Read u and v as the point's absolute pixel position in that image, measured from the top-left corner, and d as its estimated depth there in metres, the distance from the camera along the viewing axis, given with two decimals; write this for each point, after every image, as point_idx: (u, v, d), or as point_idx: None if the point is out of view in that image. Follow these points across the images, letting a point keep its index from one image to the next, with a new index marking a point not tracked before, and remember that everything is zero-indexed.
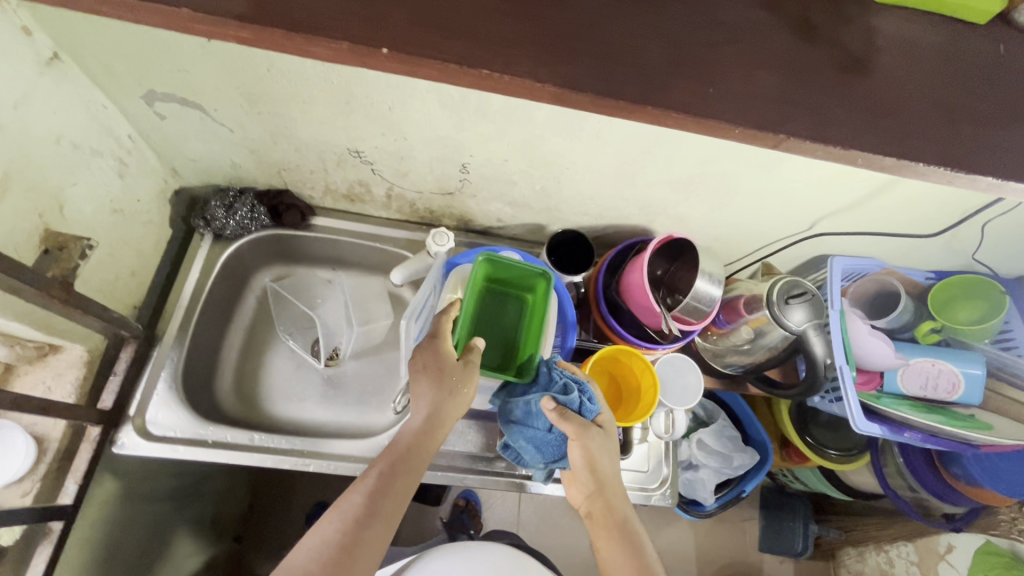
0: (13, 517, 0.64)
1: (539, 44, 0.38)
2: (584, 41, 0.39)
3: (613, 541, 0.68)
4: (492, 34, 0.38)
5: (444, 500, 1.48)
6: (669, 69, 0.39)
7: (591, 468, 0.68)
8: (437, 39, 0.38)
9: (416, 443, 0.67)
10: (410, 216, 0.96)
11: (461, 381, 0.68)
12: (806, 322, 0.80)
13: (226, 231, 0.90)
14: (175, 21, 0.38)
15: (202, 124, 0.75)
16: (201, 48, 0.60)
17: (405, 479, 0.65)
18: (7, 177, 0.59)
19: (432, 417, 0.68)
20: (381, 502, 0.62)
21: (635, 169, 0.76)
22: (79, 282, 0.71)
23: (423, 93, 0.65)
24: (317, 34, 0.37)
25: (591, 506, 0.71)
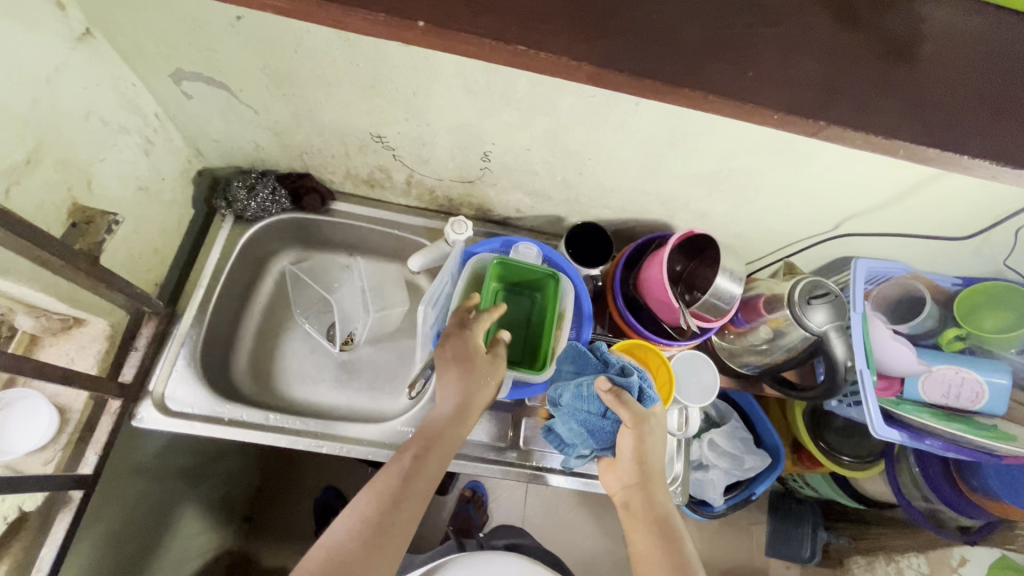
0: (36, 484, 0.65)
1: (575, 22, 0.37)
2: (623, 19, 0.38)
3: (649, 536, 0.66)
4: (528, 11, 0.38)
5: (451, 491, 1.48)
6: (708, 52, 0.38)
7: (641, 459, 0.68)
8: (471, 14, 0.37)
9: (448, 429, 0.67)
10: (429, 203, 0.96)
11: (492, 370, 0.69)
12: (828, 323, 0.78)
13: (247, 212, 0.90)
14: None
15: (227, 104, 0.76)
16: (231, 27, 0.61)
17: (436, 463, 0.65)
18: (38, 149, 0.59)
19: (464, 403, 0.68)
20: (413, 485, 0.62)
21: (659, 162, 0.75)
22: (106, 256, 0.72)
23: (448, 78, 0.64)
24: (355, 5, 0.37)
25: (628, 497, 0.70)
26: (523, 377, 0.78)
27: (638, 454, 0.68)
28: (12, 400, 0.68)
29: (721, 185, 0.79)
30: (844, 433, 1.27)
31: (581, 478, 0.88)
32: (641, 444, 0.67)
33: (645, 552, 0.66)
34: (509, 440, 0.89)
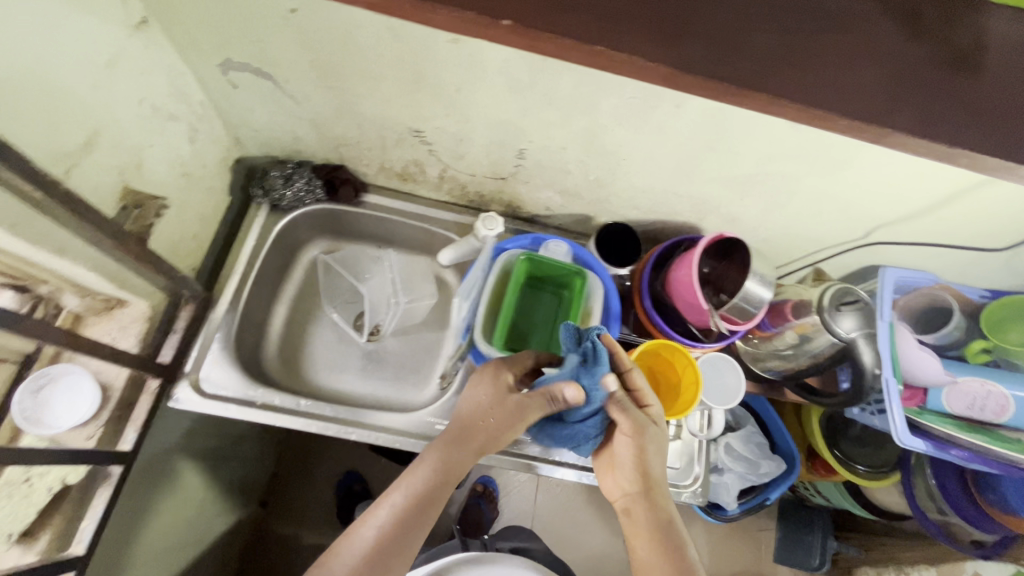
0: (79, 458, 0.67)
1: (648, 22, 0.39)
2: (689, 22, 0.39)
3: (652, 548, 0.66)
4: (602, 12, 0.39)
5: (463, 485, 1.50)
6: (779, 58, 0.39)
7: (636, 466, 0.69)
8: (541, 11, 0.38)
9: (437, 474, 0.65)
10: (459, 199, 0.97)
11: (501, 426, 0.67)
12: (856, 330, 0.79)
13: (283, 201, 0.92)
14: None
15: (271, 95, 0.78)
16: (283, 20, 0.62)
17: (427, 511, 0.63)
18: (97, 134, 0.61)
19: (455, 451, 0.66)
20: (400, 534, 0.61)
21: (693, 164, 0.76)
22: (151, 240, 0.74)
23: (492, 75, 0.66)
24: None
25: (628, 503, 0.71)
26: None
27: (636, 460, 0.69)
28: (58, 374, 0.70)
29: (754, 189, 0.80)
30: (861, 442, 1.27)
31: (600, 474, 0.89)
32: (639, 450, 0.69)
33: (645, 560, 0.66)
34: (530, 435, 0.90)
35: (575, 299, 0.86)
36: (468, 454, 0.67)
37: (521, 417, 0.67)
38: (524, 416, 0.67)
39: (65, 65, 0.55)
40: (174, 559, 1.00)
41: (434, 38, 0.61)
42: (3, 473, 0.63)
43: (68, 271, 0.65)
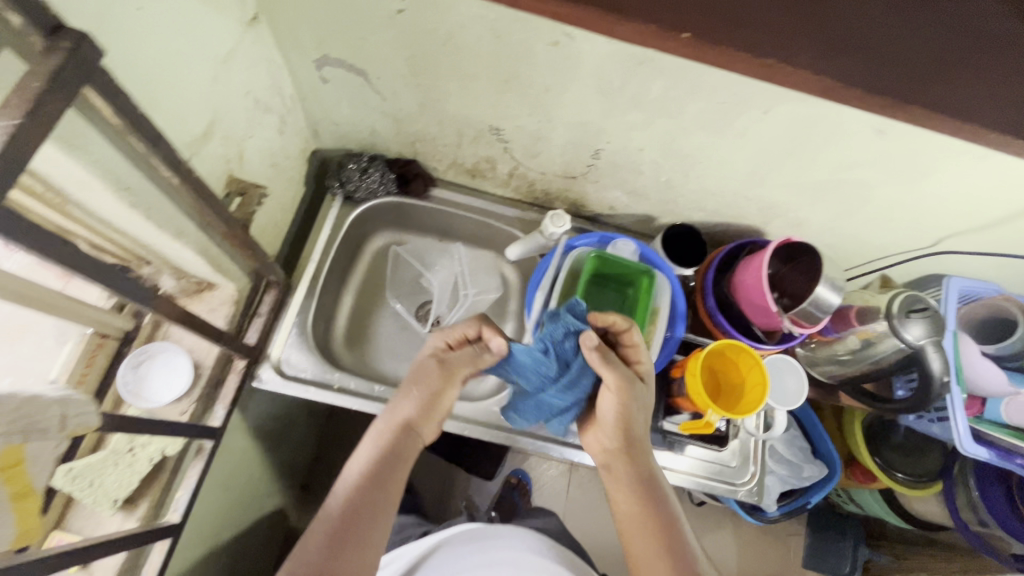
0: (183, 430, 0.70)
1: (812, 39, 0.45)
2: None
3: (638, 498, 0.71)
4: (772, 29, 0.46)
5: (497, 476, 1.51)
6: (932, 74, 0.46)
7: (624, 423, 0.70)
8: None
9: (386, 454, 0.71)
10: (525, 195, 1.00)
11: (433, 400, 0.74)
12: (925, 337, 0.79)
13: (357, 193, 0.95)
14: None
15: (359, 91, 0.80)
16: (388, 20, 0.65)
17: (385, 486, 0.69)
18: (213, 125, 0.65)
19: (396, 429, 0.73)
20: (364, 507, 0.67)
21: (771, 168, 0.77)
22: (255, 228, 0.81)
23: (585, 77, 0.68)
24: None
25: (609, 459, 0.74)
26: None
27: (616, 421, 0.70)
28: (155, 351, 0.75)
29: (827, 194, 0.81)
30: (903, 451, 1.27)
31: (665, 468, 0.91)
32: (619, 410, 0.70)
33: (627, 511, 0.71)
34: None
35: (641, 296, 0.87)
36: (409, 431, 0.73)
37: (446, 383, 0.74)
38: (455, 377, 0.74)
39: (196, 60, 0.58)
40: (236, 532, 1.04)
41: (536, 39, 0.63)
42: (110, 442, 0.70)
43: (176, 253, 0.68)
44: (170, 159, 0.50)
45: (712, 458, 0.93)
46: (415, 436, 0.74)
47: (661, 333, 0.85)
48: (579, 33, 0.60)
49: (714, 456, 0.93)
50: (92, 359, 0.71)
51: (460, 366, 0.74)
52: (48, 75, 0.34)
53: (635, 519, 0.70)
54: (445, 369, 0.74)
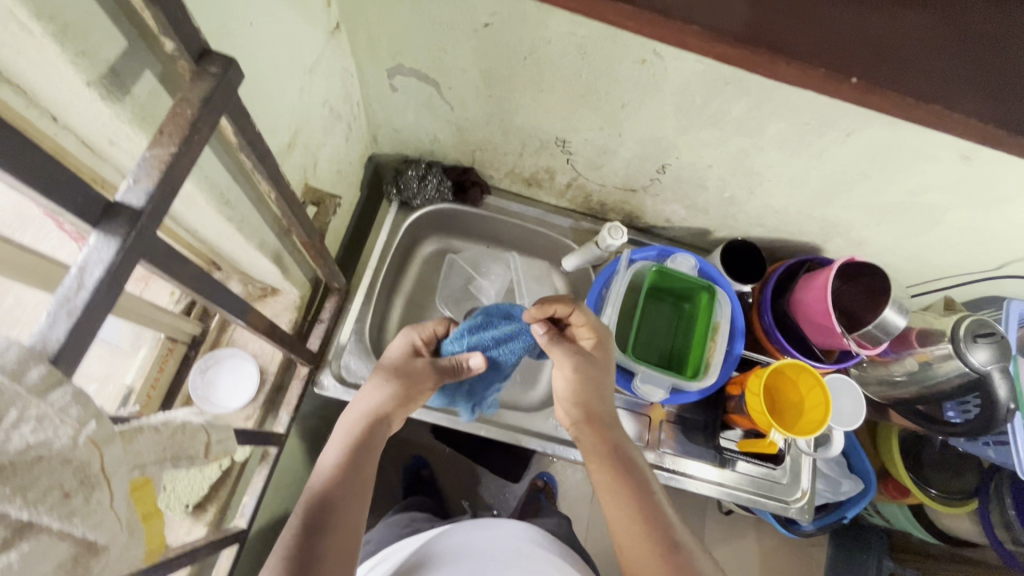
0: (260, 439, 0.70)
1: (990, 87, 0.41)
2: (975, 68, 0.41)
3: (612, 474, 0.67)
4: (946, 77, 0.41)
5: (523, 479, 1.38)
6: None
7: (578, 399, 0.70)
8: (840, 56, 0.40)
9: (360, 440, 0.66)
10: (580, 205, 1.00)
11: (411, 390, 0.71)
12: (990, 363, 0.78)
13: (415, 200, 0.95)
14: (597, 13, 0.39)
15: (427, 100, 0.79)
16: (473, 33, 0.64)
17: (361, 473, 0.63)
18: (295, 137, 0.65)
19: (370, 414, 0.69)
20: (338, 495, 0.61)
21: (841, 190, 0.77)
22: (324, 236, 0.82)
23: (665, 95, 0.67)
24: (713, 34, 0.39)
25: (579, 440, 0.72)
26: (678, 383, 0.81)
27: (574, 389, 0.70)
28: (221, 356, 0.75)
29: (896, 216, 0.80)
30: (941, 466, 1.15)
31: (718, 484, 0.90)
32: (574, 384, 0.70)
33: (608, 497, 0.66)
34: (646, 441, 0.91)
35: (700, 313, 0.87)
36: (382, 420, 0.69)
37: (421, 379, 0.72)
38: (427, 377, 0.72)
39: (287, 72, 0.58)
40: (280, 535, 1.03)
41: (623, 58, 0.62)
42: None
43: (250, 261, 0.68)
44: (272, 175, 0.50)
45: (766, 472, 0.93)
46: (388, 424, 0.70)
47: (722, 348, 0.84)
48: (669, 52, 0.60)
49: (765, 472, 0.93)
50: (164, 363, 0.72)
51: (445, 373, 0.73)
52: (200, 101, 0.34)
53: (615, 503, 0.65)
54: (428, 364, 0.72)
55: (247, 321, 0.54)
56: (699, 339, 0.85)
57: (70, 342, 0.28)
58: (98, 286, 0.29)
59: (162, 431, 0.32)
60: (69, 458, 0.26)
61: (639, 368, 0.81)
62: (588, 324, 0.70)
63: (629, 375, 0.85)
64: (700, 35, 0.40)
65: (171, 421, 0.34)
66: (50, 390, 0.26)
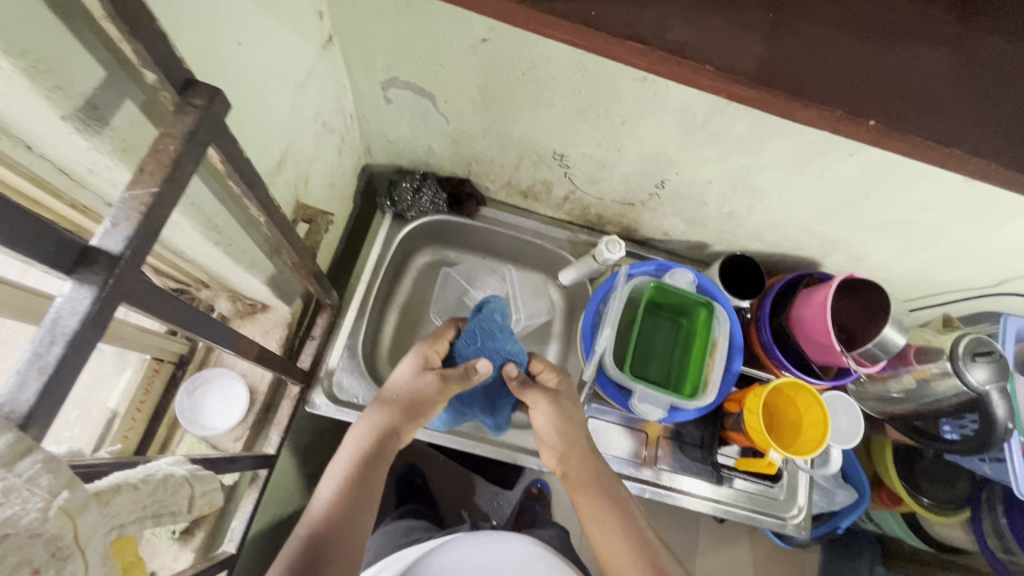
0: (250, 462, 0.68)
1: (1011, 125, 0.39)
2: (986, 105, 0.40)
3: (598, 500, 0.66)
4: (969, 116, 0.39)
5: (517, 486, 1.33)
6: None
7: (561, 433, 0.71)
8: (856, 94, 0.38)
9: (369, 456, 0.63)
10: (576, 217, 0.98)
11: (421, 406, 0.68)
12: (989, 383, 0.77)
13: (409, 212, 0.93)
14: (600, 47, 0.37)
15: (423, 112, 0.77)
16: (471, 47, 0.62)
17: (367, 495, 0.60)
18: (285, 154, 0.63)
19: (378, 428, 0.66)
20: (342, 520, 0.56)
21: (841, 208, 0.76)
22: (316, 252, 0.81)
23: (666, 112, 0.66)
24: (726, 71, 0.37)
25: (566, 469, 0.71)
26: (676, 403, 0.80)
27: (555, 423, 0.71)
28: (209, 376, 0.73)
29: (895, 234, 0.79)
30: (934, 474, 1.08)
31: (714, 500, 0.90)
32: (556, 419, 0.71)
33: (599, 523, 0.65)
34: (643, 458, 0.91)
35: (698, 329, 0.86)
36: (393, 433, 0.66)
37: (432, 398, 0.69)
38: (442, 397, 0.70)
39: (278, 88, 0.56)
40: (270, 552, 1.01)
41: (623, 75, 0.61)
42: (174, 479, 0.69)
43: (240, 281, 0.66)
44: (261, 200, 0.48)
45: (765, 487, 0.92)
46: (395, 445, 0.66)
47: (720, 367, 0.82)
48: None
49: (762, 489, 0.92)
50: (149, 386, 0.70)
51: (455, 382, 0.70)
52: (183, 136, 0.32)
53: (607, 530, 0.64)
54: (442, 376, 0.70)
55: (236, 349, 0.52)
56: (698, 358, 0.84)
57: (40, 405, 0.26)
58: (70, 342, 0.27)
59: (141, 489, 0.31)
60: (39, 533, 0.24)
61: (636, 387, 0.79)
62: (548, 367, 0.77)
63: (627, 394, 0.84)
64: (712, 74, 0.38)
65: (152, 476, 0.32)
66: (18, 460, 0.24)
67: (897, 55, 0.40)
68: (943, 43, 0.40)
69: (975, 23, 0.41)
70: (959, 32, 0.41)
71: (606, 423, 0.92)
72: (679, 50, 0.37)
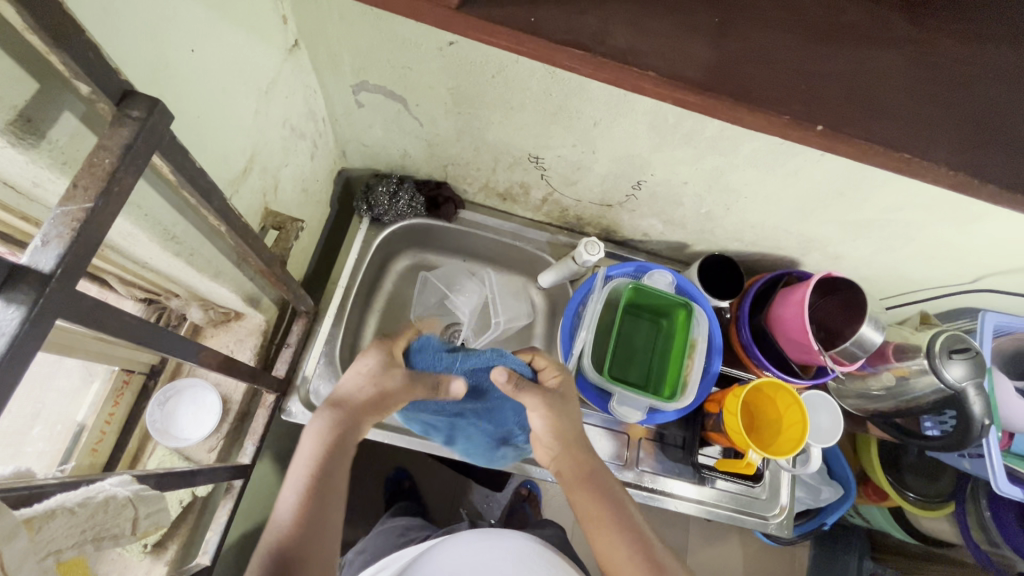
0: (225, 472, 0.67)
1: (958, 131, 0.41)
2: (925, 111, 0.41)
3: (588, 493, 0.66)
4: (915, 119, 0.41)
5: (507, 487, 1.31)
6: None
7: (555, 431, 0.67)
8: (797, 100, 0.39)
9: (332, 452, 0.61)
10: (556, 219, 0.98)
11: (384, 398, 0.65)
12: (966, 379, 0.77)
13: (386, 216, 0.92)
14: (542, 52, 0.40)
15: (396, 116, 0.76)
16: (439, 50, 0.61)
17: (332, 491, 0.59)
18: (252, 160, 0.62)
19: (339, 422, 0.64)
20: (313, 521, 0.56)
21: (815, 208, 0.76)
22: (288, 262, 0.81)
23: (638, 114, 0.65)
24: (666, 78, 0.39)
25: (560, 467, 0.69)
26: (656, 405, 0.80)
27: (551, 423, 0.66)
28: (183, 386, 0.73)
29: (872, 233, 0.79)
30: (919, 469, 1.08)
31: (697, 501, 0.90)
32: (551, 417, 0.66)
33: (591, 515, 0.65)
34: (625, 460, 0.90)
35: (678, 331, 0.86)
36: (354, 425, 0.64)
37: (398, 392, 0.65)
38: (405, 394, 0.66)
39: (239, 95, 0.55)
40: None
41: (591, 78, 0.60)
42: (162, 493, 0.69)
43: (209, 289, 0.65)
44: (219, 211, 0.47)
45: (749, 487, 0.92)
46: (355, 435, 0.65)
47: (700, 366, 0.82)
48: None
49: (744, 489, 0.92)
50: (119, 397, 0.70)
51: (422, 385, 0.66)
52: (120, 150, 0.32)
53: (597, 521, 0.64)
54: (409, 377, 0.66)
55: (199, 360, 0.51)
56: (677, 359, 0.84)
57: None
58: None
59: (78, 513, 0.32)
60: None
61: (616, 390, 0.79)
62: (551, 365, 0.70)
63: (607, 396, 0.84)
64: (657, 80, 0.39)
65: (91, 500, 0.33)
66: None
67: (842, 62, 0.41)
68: (895, 46, 0.42)
69: (927, 26, 0.43)
70: (910, 35, 0.43)
71: (587, 425, 0.91)
72: (621, 57, 0.39)
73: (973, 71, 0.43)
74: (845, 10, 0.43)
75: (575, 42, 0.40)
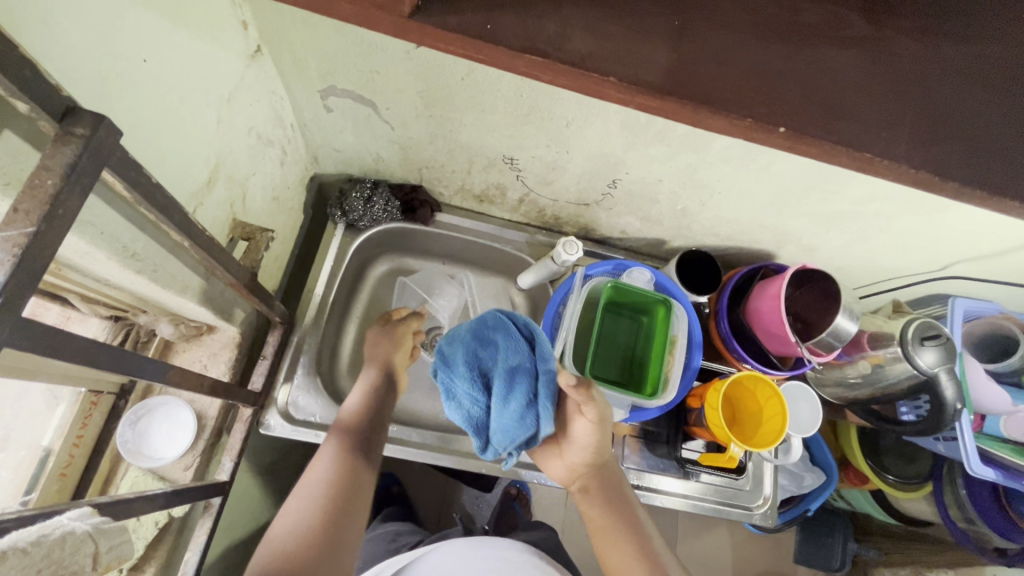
0: (202, 490, 0.66)
1: (918, 129, 0.41)
2: (884, 107, 0.41)
3: (606, 506, 0.64)
4: (876, 117, 0.41)
5: (496, 488, 1.30)
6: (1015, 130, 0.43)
7: (594, 449, 0.62)
8: (758, 100, 0.40)
9: (341, 475, 0.60)
10: (534, 219, 0.97)
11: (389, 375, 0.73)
12: (938, 365, 0.79)
13: (361, 222, 0.90)
14: (501, 58, 0.39)
15: (366, 120, 0.75)
16: (405, 53, 0.59)
17: (351, 494, 0.59)
18: (216, 169, 0.61)
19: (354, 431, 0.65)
20: (330, 517, 0.55)
21: (787, 203, 0.77)
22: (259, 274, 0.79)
23: (609, 113, 0.65)
24: (626, 82, 0.39)
25: (585, 479, 0.65)
26: (638, 402, 0.80)
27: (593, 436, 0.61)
28: (155, 404, 0.71)
29: (844, 224, 0.80)
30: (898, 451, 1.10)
31: (684, 496, 0.91)
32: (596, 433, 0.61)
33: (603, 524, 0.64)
34: None
35: (658, 327, 0.85)
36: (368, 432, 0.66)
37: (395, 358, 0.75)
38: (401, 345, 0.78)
39: (198, 105, 0.53)
40: None
41: None
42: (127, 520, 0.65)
43: (177, 305, 0.63)
44: (179, 225, 0.45)
45: (733, 480, 0.92)
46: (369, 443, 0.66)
47: (682, 363, 0.82)
48: None
49: (728, 481, 0.93)
50: (87, 419, 0.68)
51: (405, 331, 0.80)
52: (62, 170, 0.31)
53: (608, 535, 0.63)
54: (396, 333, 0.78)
55: (166, 380, 0.50)
56: (657, 356, 0.83)
57: None
58: None
59: (30, 553, 0.31)
60: None
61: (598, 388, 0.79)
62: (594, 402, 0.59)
63: None
64: (618, 85, 0.39)
65: (45, 538, 0.33)
66: None
67: (801, 62, 0.41)
68: (853, 43, 0.42)
69: (883, 23, 0.43)
70: (868, 32, 0.43)
71: None
72: (579, 62, 0.39)
73: (934, 69, 0.43)
74: (801, 9, 0.43)
75: (537, 50, 0.39)
